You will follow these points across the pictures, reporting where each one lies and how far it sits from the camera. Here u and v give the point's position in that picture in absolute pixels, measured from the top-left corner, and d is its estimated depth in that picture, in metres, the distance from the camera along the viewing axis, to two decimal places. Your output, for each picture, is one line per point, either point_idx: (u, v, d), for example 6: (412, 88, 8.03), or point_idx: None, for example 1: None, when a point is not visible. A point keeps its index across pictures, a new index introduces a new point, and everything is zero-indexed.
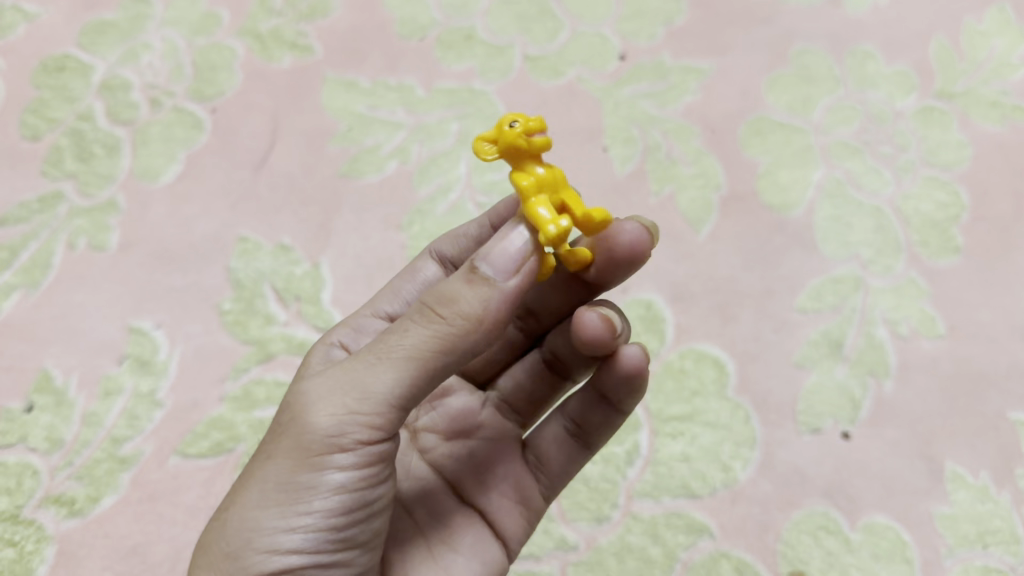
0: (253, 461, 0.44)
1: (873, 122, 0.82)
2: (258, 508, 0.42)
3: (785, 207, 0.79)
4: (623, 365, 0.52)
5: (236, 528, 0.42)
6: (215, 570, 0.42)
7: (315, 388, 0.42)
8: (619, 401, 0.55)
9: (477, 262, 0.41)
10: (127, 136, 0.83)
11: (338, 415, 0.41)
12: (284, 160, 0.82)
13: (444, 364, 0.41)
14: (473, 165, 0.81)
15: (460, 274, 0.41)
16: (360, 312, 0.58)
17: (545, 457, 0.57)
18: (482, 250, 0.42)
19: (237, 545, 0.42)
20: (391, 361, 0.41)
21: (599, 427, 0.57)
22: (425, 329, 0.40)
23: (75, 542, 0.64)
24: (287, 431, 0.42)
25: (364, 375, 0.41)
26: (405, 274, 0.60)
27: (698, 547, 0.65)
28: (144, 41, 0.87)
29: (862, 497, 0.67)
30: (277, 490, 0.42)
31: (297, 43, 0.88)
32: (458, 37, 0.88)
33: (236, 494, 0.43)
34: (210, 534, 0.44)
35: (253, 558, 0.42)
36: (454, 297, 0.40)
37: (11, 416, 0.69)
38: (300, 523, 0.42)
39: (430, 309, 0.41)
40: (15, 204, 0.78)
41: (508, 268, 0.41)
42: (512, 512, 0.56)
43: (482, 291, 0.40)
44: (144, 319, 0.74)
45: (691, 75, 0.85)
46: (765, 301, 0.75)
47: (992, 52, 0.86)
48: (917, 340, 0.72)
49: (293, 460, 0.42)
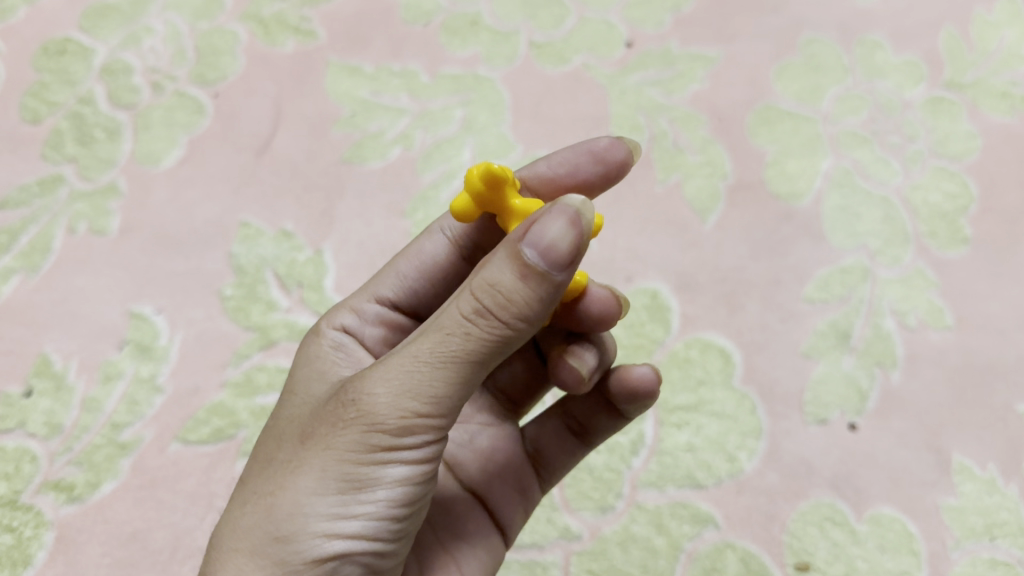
0: (305, 446, 0.42)
1: (882, 112, 0.82)
2: (313, 495, 0.41)
3: (793, 195, 0.78)
4: (635, 381, 0.53)
5: (287, 514, 0.41)
6: (263, 552, 0.41)
7: (373, 379, 0.41)
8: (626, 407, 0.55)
9: (524, 248, 0.38)
10: (127, 120, 0.82)
11: (403, 413, 0.40)
12: (286, 146, 0.81)
13: (496, 359, 0.40)
14: (478, 151, 0.80)
15: (510, 264, 0.39)
16: (365, 292, 0.57)
17: (544, 449, 0.57)
18: (532, 234, 0.38)
19: (289, 530, 0.41)
20: (451, 359, 0.39)
21: (603, 429, 0.57)
22: (486, 328, 0.39)
23: (75, 527, 0.64)
24: (349, 422, 0.41)
25: (425, 371, 0.40)
26: (410, 249, 0.57)
27: (704, 537, 0.65)
28: (146, 24, 0.87)
29: (870, 489, 0.66)
30: (333, 480, 0.41)
31: (300, 28, 0.87)
32: (463, 23, 0.88)
33: (288, 478, 0.42)
34: (253, 515, 0.42)
35: (308, 543, 0.41)
36: (515, 296, 0.39)
37: (11, 401, 0.69)
38: (358, 513, 0.41)
39: (488, 306, 0.39)
40: (16, 187, 0.77)
41: (560, 262, 0.38)
42: (513, 501, 0.55)
43: (540, 286, 0.39)
44: (144, 304, 0.73)
45: (699, 63, 0.85)
46: (772, 291, 0.74)
47: (1002, 42, 0.85)
48: (925, 331, 0.71)
49: (350, 451, 0.41)
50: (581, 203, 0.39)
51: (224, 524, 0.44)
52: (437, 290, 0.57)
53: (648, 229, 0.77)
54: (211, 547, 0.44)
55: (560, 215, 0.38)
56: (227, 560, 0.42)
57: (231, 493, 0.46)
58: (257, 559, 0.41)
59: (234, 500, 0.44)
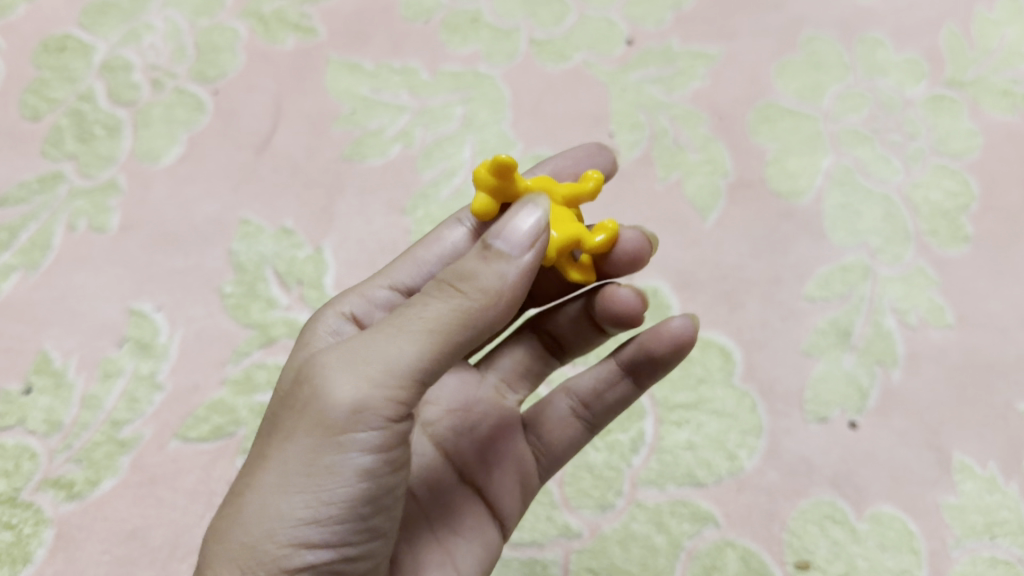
0: (271, 440, 0.42)
1: (883, 110, 0.81)
2: (279, 488, 0.41)
3: (794, 193, 0.78)
4: (677, 331, 0.55)
5: (254, 511, 0.41)
6: (234, 550, 0.41)
7: (333, 366, 0.41)
8: (647, 374, 0.56)
9: (489, 239, 0.41)
10: (127, 117, 0.82)
11: (361, 395, 0.40)
12: (287, 143, 0.81)
13: (455, 338, 0.40)
14: (478, 149, 0.80)
15: (473, 253, 0.41)
16: (377, 277, 0.56)
17: (548, 438, 0.57)
18: (492, 227, 0.42)
19: (256, 524, 0.41)
20: (406, 339, 0.40)
21: (613, 406, 0.58)
22: (445, 307, 0.40)
23: (74, 524, 0.64)
24: (309, 410, 0.41)
25: (383, 353, 0.40)
26: (430, 238, 0.57)
27: (704, 535, 0.65)
28: (146, 21, 0.86)
29: (870, 487, 0.66)
30: (298, 471, 0.41)
31: (300, 25, 0.87)
32: (463, 20, 0.87)
33: (255, 472, 0.42)
34: (224, 517, 0.42)
35: (276, 535, 0.41)
36: (474, 277, 0.40)
37: (10, 398, 0.69)
38: (323, 504, 0.41)
39: (448, 288, 0.40)
40: (15, 184, 0.77)
41: (522, 245, 0.41)
42: (513, 492, 0.55)
43: (502, 267, 0.41)
44: (144, 302, 0.73)
45: (699, 61, 0.85)
46: (773, 289, 0.74)
47: (1003, 40, 0.85)
48: (926, 330, 0.71)
49: (314, 439, 0.41)
50: (538, 200, 0.43)
51: (201, 531, 0.44)
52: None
53: (649, 226, 0.77)
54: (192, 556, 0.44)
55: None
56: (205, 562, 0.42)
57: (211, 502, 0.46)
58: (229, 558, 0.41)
59: (211, 506, 0.45)
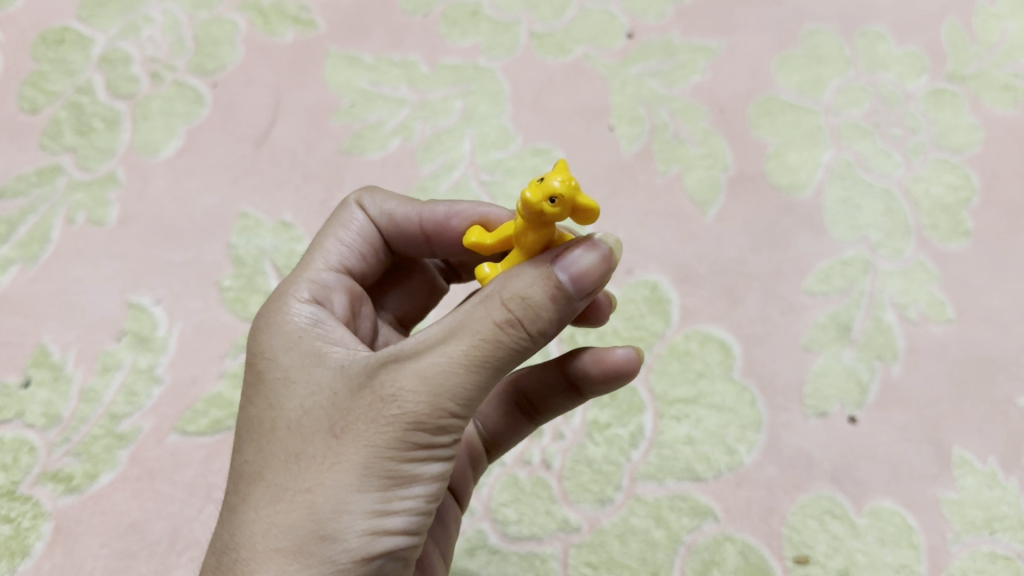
0: (336, 442, 0.41)
1: (884, 104, 0.81)
2: (357, 494, 0.40)
3: (794, 187, 0.78)
4: (616, 363, 0.52)
5: (331, 512, 0.40)
6: (308, 552, 0.39)
7: (415, 377, 0.40)
8: (591, 389, 0.53)
9: (558, 274, 0.40)
10: (127, 110, 0.81)
11: (444, 410, 0.40)
12: (286, 137, 0.81)
13: (515, 366, 0.42)
14: (478, 142, 0.80)
15: (542, 282, 0.40)
16: (311, 263, 0.54)
17: (490, 424, 0.57)
18: (560, 260, 0.41)
19: (335, 527, 0.39)
20: (487, 363, 0.40)
21: (554, 408, 0.55)
22: (517, 336, 0.40)
23: (73, 518, 0.63)
24: (390, 419, 0.40)
25: (463, 370, 0.40)
26: (337, 220, 0.57)
27: (703, 530, 0.65)
28: (145, 14, 0.86)
29: (870, 481, 0.66)
30: (376, 479, 0.40)
31: (299, 17, 0.87)
32: (463, 12, 0.87)
33: (324, 475, 0.40)
34: (289, 514, 0.40)
35: (354, 540, 0.40)
36: (543, 310, 0.40)
37: (9, 391, 0.68)
38: (400, 508, 0.41)
39: (520, 319, 0.40)
40: (14, 177, 0.77)
41: (586, 288, 0.41)
42: (465, 473, 0.56)
43: (564, 304, 0.41)
44: (143, 295, 0.73)
45: (700, 54, 0.84)
46: (773, 283, 0.74)
47: (1004, 35, 0.84)
48: (926, 324, 0.71)
49: (393, 448, 0.40)
50: (610, 242, 0.42)
51: (253, 524, 0.41)
52: (377, 258, 0.58)
53: (648, 221, 0.77)
54: (239, 549, 0.40)
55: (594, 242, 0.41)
56: (267, 560, 0.39)
57: (245, 493, 0.42)
58: (301, 558, 0.39)
59: (256, 499, 0.41)
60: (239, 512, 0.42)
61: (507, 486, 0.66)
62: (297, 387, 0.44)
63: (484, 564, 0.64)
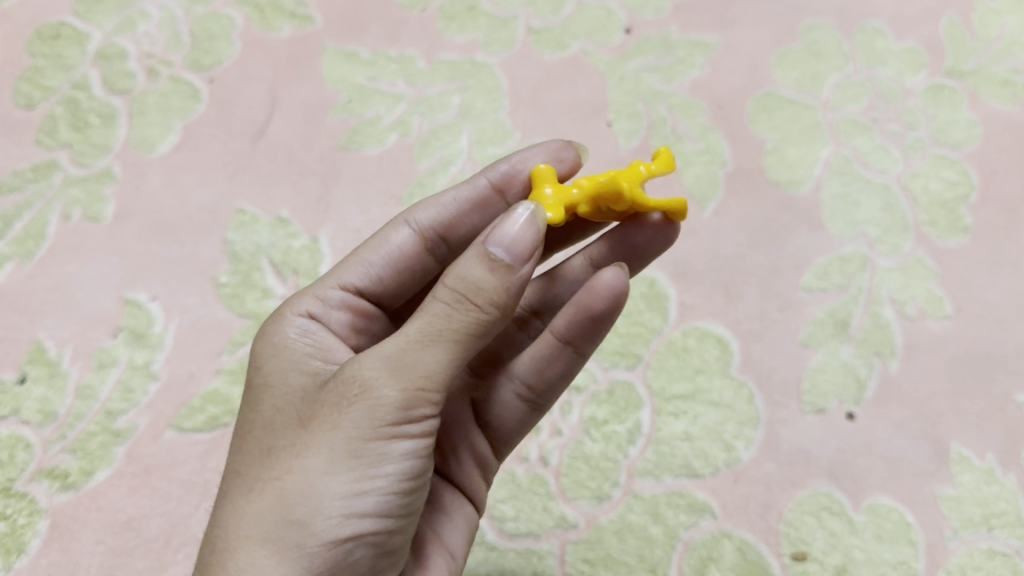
0: (306, 432, 0.41)
1: (882, 99, 0.81)
2: (325, 478, 0.40)
3: (793, 183, 0.78)
4: (607, 288, 0.53)
5: (300, 497, 0.40)
6: (278, 536, 0.40)
7: (374, 363, 0.40)
8: (587, 343, 0.55)
9: (491, 246, 0.40)
10: (123, 105, 0.81)
11: (406, 389, 0.40)
12: (283, 132, 0.81)
13: (479, 342, 0.41)
14: (476, 138, 0.80)
15: (480, 259, 0.40)
16: (323, 282, 0.53)
17: (497, 419, 0.57)
18: (489, 232, 0.41)
19: (304, 512, 0.40)
20: (442, 343, 0.40)
21: (553, 384, 0.57)
22: (468, 311, 0.40)
23: (68, 515, 0.63)
24: (353, 404, 0.40)
25: (419, 350, 0.40)
26: (374, 241, 0.55)
27: (700, 527, 0.64)
28: (141, 9, 0.86)
29: (866, 478, 0.66)
30: (343, 461, 0.40)
31: (296, 12, 0.86)
32: (460, 8, 0.87)
33: (295, 462, 0.41)
34: (258, 503, 0.41)
35: (323, 524, 0.40)
36: (488, 284, 0.40)
37: (4, 387, 0.68)
38: (371, 490, 0.41)
39: (464, 294, 0.40)
40: (9, 173, 0.77)
41: (522, 254, 0.41)
42: (477, 475, 0.56)
43: (504, 274, 0.40)
44: (139, 291, 0.73)
45: (698, 50, 0.84)
46: (771, 279, 0.74)
47: (1003, 29, 0.84)
48: (924, 321, 0.71)
49: (357, 430, 0.40)
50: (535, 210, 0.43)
51: (228, 516, 0.42)
52: (403, 283, 0.56)
53: None
54: (217, 541, 0.41)
55: (521, 212, 0.42)
56: (239, 549, 0.40)
57: (225, 490, 0.43)
58: (273, 544, 0.40)
59: (234, 492, 0.42)
60: (219, 507, 0.43)
61: (504, 483, 0.66)
62: (275, 388, 0.45)
63: (481, 561, 0.64)
